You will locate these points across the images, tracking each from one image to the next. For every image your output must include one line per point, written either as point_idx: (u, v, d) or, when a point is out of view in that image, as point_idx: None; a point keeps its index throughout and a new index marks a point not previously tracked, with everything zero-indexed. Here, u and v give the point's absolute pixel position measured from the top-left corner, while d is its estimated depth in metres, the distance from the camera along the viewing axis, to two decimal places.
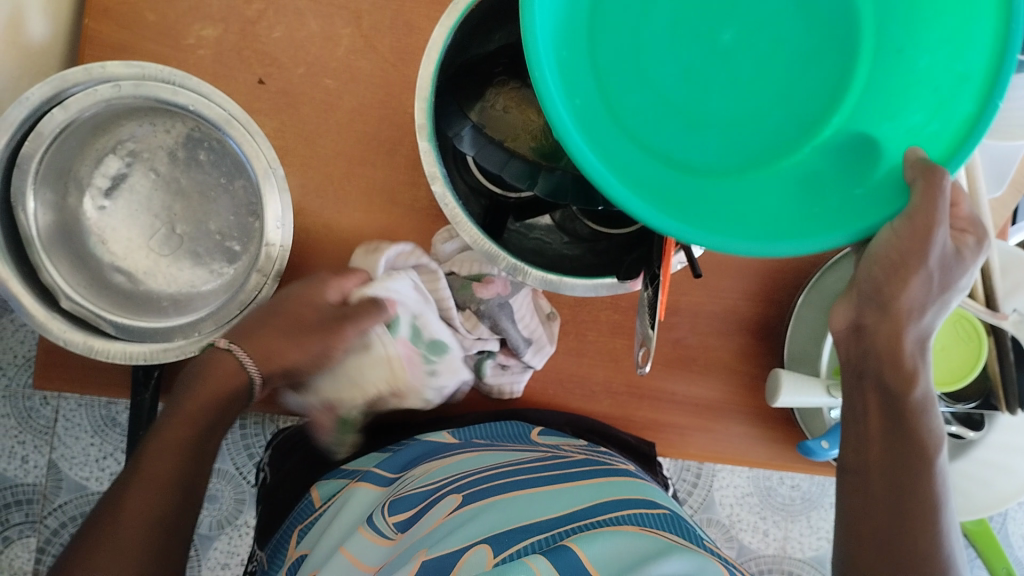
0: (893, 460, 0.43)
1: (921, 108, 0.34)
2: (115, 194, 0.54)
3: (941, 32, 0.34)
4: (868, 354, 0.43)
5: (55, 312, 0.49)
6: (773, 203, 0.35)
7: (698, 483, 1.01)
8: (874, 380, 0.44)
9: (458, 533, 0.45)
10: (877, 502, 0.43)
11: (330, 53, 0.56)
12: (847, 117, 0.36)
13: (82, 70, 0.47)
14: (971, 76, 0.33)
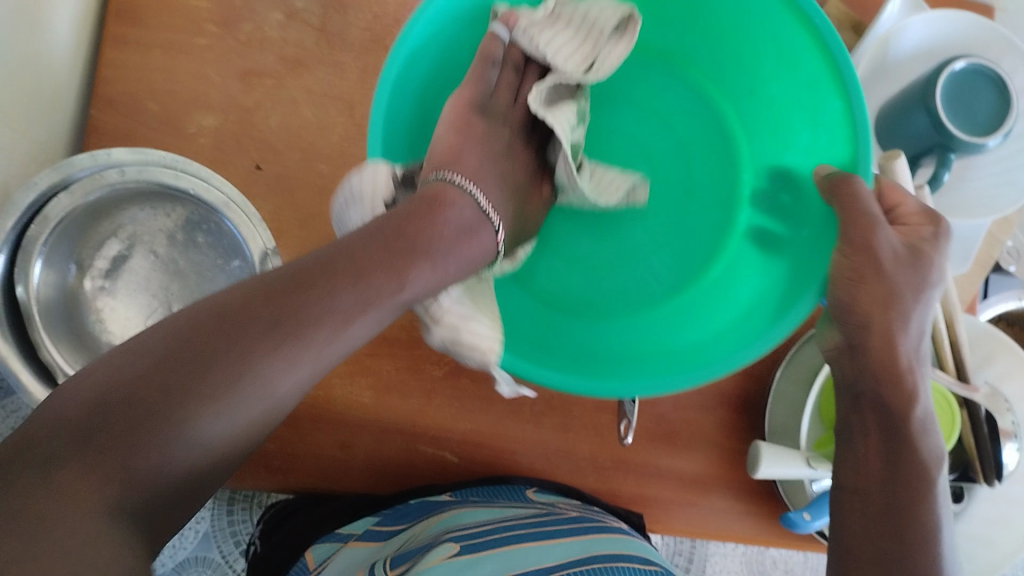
0: (887, 478, 0.45)
1: (807, 129, 0.52)
2: (114, 275, 0.56)
3: (799, 81, 0.51)
4: (863, 373, 0.47)
5: (52, 388, 0.49)
6: (708, 317, 0.56)
7: (692, 566, 1.00)
8: (871, 398, 0.47)
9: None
10: (874, 519, 0.45)
11: (326, 141, 0.59)
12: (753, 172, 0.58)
13: (89, 156, 0.50)
14: (816, 80, 0.50)
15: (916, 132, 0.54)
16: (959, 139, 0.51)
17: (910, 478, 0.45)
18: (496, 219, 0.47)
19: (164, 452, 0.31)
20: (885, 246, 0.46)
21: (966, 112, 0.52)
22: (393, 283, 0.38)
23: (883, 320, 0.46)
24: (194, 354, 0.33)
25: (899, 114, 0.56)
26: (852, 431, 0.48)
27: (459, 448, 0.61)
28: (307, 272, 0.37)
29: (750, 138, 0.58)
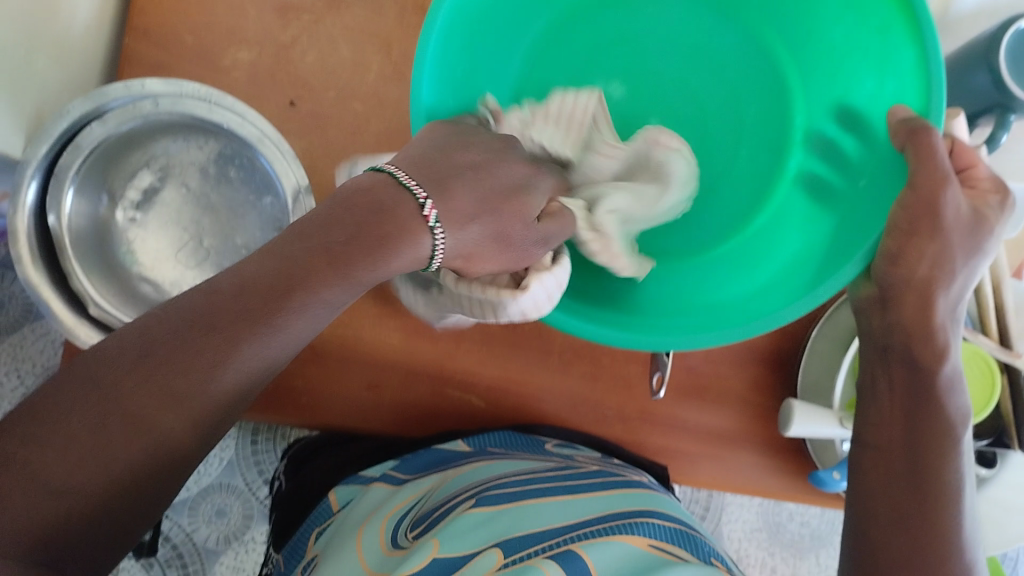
0: (911, 441, 0.44)
1: (873, 75, 0.49)
2: (147, 207, 0.55)
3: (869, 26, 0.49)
4: (895, 329, 0.45)
5: (84, 318, 0.49)
6: (752, 270, 0.55)
7: (708, 515, 1.00)
8: (900, 353, 0.45)
9: (472, 534, 0.47)
10: (896, 482, 0.44)
11: (361, 79, 0.57)
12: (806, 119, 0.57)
13: (122, 86, 0.49)
14: (886, 24, 0.47)
15: (975, 91, 0.52)
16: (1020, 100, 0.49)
17: (936, 438, 0.44)
18: (419, 190, 0.36)
19: (70, 477, 0.29)
20: (952, 208, 0.42)
21: None
22: (340, 282, 0.34)
23: (926, 274, 0.43)
24: (128, 372, 0.31)
25: (957, 71, 0.53)
26: (875, 389, 0.47)
27: (486, 393, 0.61)
28: (261, 281, 0.33)
29: (803, 84, 0.57)
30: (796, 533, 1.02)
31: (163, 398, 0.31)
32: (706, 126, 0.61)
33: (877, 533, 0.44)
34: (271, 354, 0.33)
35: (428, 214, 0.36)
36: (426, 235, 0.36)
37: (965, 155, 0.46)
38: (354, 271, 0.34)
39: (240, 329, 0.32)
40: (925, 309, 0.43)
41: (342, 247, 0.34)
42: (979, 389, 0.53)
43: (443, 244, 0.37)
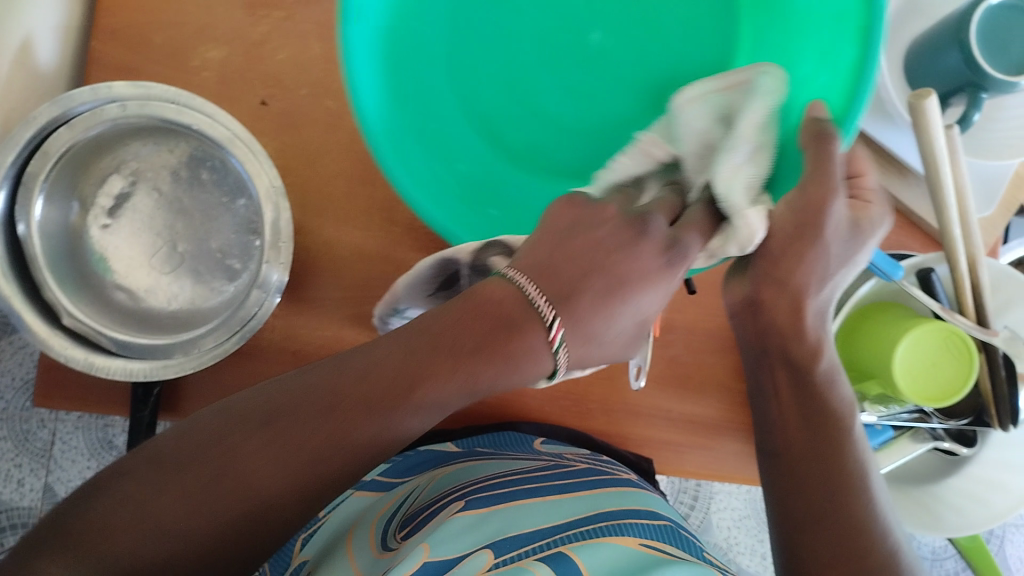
0: (812, 434, 0.45)
1: (812, 66, 0.46)
2: (118, 214, 0.54)
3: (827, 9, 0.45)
4: (769, 334, 0.45)
5: (56, 329, 0.49)
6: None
7: (696, 505, 1.01)
8: (779, 356, 0.46)
9: (462, 537, 0.46)
10: (805, 474, 0.44)
11: (333, 75, 0.57)
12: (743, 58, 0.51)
13: (88, 90, 0.48)
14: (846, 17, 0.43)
15: (948, 69, 0.52)
16: (993, 79, 0.49)
17: (827, 426, 0.45)
18: (547, 308, 0.36)
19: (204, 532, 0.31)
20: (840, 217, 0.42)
21: (1001, 49, 0.50)
22: (468, 397, 0.36)
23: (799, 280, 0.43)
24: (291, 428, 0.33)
25: (930, 50, 0.54)
26: (766, 390, 0.47)
27: None
28: (421, 364, 0.35)
29: (752, 40, 0.51)
30: None
31: (283, 453, 0.33)
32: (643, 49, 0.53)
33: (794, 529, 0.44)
34: (385, 438, 0.34)
35: (554, 337, 0.36)
36: (547, 356, 0.36)
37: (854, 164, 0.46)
38: (479, 369, 0.35)
39: (359, 416, 0.34)
40: (795, 322, 0.44)
41: (492, 351, 0.35)
42: (954, 370, 0.53)
43: (563, 345, 0.36)
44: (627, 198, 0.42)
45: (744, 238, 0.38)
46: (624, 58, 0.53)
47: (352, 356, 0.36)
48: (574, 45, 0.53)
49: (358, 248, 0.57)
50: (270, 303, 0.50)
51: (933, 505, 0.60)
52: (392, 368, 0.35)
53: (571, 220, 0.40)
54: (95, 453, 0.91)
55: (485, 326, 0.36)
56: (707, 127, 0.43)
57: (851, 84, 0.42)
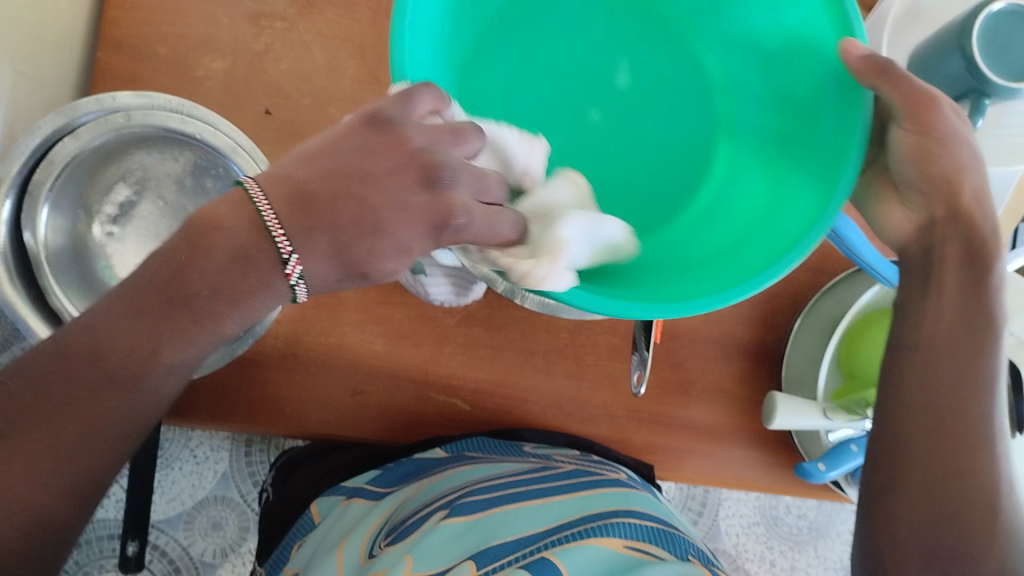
0: (951, 368, 0.44)
1: (808, 185, 0.44)
2: (123, 221, 0.55)
3: (820, 133, 0.44)
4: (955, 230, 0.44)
5: None
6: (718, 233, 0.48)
7: (704, 511, 1.00)
8: (958, 249, 0.44)
9: (447, 548, 0.47)
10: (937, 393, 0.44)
11: (336, 84, 0.57)
12: (720, 68, 0.52)
13: (93, 100, 0.49)
14: (837, 155, 0.42)
15: (949, 76, 0.52)
16: (993, 84, 0.49)
17: (975, 340, 0.44)
18: (286, 247, 0.37)
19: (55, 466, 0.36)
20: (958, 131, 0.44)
21: (1003, 53, 0.50)
22: (208, 324, 0.38)
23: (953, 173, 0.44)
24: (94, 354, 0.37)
25: (930, 56, 0.54)
26: (926, 288, 0.45)
27: (472, 396, 0.60)
28: (173, 279, 0.37)
29: (724, 177, 0.51)
30: (793, 526, 1.02)
31: (47, 427, 0.36)
32: (647, 105, 0.54)
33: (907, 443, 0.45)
34: (144, 392, 0.38)
35: (290, 271, 0.37)
36: (286, 292, 0.38)
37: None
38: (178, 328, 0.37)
39: (113, 381, 0.37)
40: (980, 211, 0.44)
41: (229, 282, 0.37)
42: None
43: (300, 278, 0.38)
44: (435, 133, 0.40)
45: (517, 278, 0.38)
46: (632, 114, 0.53)
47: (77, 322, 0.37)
48: (574, 117, 0.53)
49: None
50: None
51: None
52: (159, 285, 0.37)
53: (366, 126, 0.40)
54: None
55: (218, 263, 0.37)
56: (563, 202, 0.45)
57: (811, 221, 0.41)
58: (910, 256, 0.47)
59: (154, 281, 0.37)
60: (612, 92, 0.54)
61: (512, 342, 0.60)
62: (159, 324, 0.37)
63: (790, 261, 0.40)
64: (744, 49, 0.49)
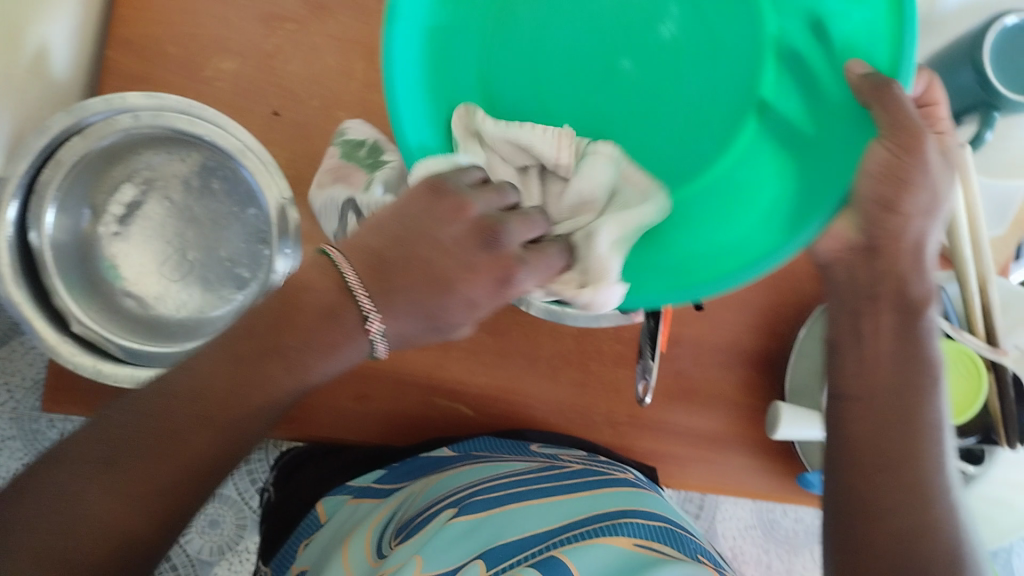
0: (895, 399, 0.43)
1: (770, 199, 0.38)
2: (129, 222, 0.55)
3: (830, 153, 0.37)
4: (880, 278, 0.41)
5: (66, 336, 0.49)
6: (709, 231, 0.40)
7: (701, 514, 1.00)
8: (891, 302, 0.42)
9: (457, 545, 0.46)
10: (881, 440, 0.43)
11: (345, 86, 0.57)
12: (780, 30, 0.39)
13: (101, 100, 0.48)
14: (779, 207, 0.37)
15: (960, 88, 0.52)
16: (1005, 98, 0.48)
17: (913, 385, 0.43)
18: (368, 305, 0.37)
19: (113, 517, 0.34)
20: (937, 189, 0.39)
21: (1017, 67, 0.49)
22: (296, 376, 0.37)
23: (918, 228, 0.40)
24: (180, 414, 0.35)
25: (943, 67, 0.53)
26: (862, 333, 0.44)
27: (476, 401, 0.61)
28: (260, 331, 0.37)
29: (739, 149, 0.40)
30: (790, 530, 1.02)
31: (109, 496, 0.34)
32: (677, 67, 0.42)
33: (859, 489, 0.43)
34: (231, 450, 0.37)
35: (370, 327, 0.37)
36: (367, 345, 0.38)
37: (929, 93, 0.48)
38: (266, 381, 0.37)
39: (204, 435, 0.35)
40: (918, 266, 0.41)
41: (311, 340, 0.37)
42: None
43: (381, 335, 0.37)
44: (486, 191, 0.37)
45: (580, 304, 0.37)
46: (665, 72, 0.42)
47: (157, 384, 0.36)
48: (603, 66, 0.43)
49: None
50: None
51: None
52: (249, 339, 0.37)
53: (426, 192, 0.37)
54: None
55: (310, 319, 0.37)
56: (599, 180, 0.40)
57: (745, 259, 0.37)
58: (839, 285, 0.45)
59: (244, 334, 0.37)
60: (648, 44, 0.42)
61: (517, 348, 0.60)
62: (254, 374, 0.36)
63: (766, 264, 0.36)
64: (811, 15, 0.38)
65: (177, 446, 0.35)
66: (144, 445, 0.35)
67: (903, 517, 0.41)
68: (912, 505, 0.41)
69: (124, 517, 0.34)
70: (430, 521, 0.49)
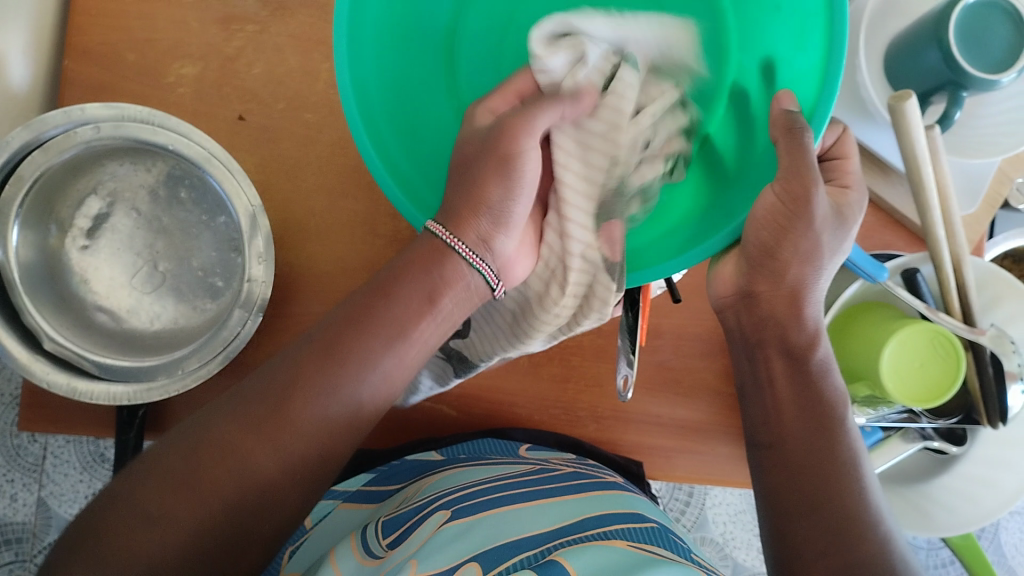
0: (809, 418, 0.44)
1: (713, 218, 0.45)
2: (97, 235, 0.54)
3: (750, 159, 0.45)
4: (765, 323, 0.45)
5: (37, 354, 0.48)
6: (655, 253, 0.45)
7: (691, 502, 1.01)
8: (774, 345, 0.45)
9: (450, 547, 0.45)
10: (799, 472, 0.43)
11: (310, 88, 0.56)
12: (738, 73, 0.45)
13: (61, 113, 0.48)
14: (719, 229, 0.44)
15: (927, 68, 0.52)
16: (971, 76, 0.49)
17: (825, 421, 0.44)
18: (451, 238, 0.42)
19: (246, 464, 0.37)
20: (821, 211, 0.42)
21: (978, 46, 0.49)
22: (426, 303, 0.41)
23: (797, 274, 0.43)
24: (321, 353, 0.39)
25: (909, 49, 0.53)
26: (759, 379, 0.46)
27: (457, 401, 0.61)
28: (393, 284, 0.42)
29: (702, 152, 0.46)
30: None
31: (262, 440, 0.37)
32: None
33: (788, 525, 0.43)
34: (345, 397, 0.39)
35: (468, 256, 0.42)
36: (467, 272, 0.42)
37: (840, 146, 0.48)
38: (343, 354, 0.39)
39: (326, 368, 0.39)
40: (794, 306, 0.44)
41: (403, 282, 0.41)
42: (944, 369, 0.53)
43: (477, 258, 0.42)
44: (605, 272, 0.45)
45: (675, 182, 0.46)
46: None
47: (282, 358, 0.40)
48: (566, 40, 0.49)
49: (341, 260, 0.56)
50: (253, 322, 0.50)
51: (926, 505, 0.60)
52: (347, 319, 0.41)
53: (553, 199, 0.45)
54: (86, 467, 0.91)
55: (407, 276, 0.41)
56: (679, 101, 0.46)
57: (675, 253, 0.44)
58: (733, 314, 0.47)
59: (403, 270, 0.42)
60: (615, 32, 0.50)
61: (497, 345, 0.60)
62: (357, 328, 0.40)
63: (694, 257, 0.43)
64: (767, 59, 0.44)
65: (272, 408, 0.38)
66: (271, 392, 0.38)
67: (830, 540, 0.41)
68: (837, 525, 0.42)
69: (242, 488, 0.36)
70: (423, 525, 0.48)
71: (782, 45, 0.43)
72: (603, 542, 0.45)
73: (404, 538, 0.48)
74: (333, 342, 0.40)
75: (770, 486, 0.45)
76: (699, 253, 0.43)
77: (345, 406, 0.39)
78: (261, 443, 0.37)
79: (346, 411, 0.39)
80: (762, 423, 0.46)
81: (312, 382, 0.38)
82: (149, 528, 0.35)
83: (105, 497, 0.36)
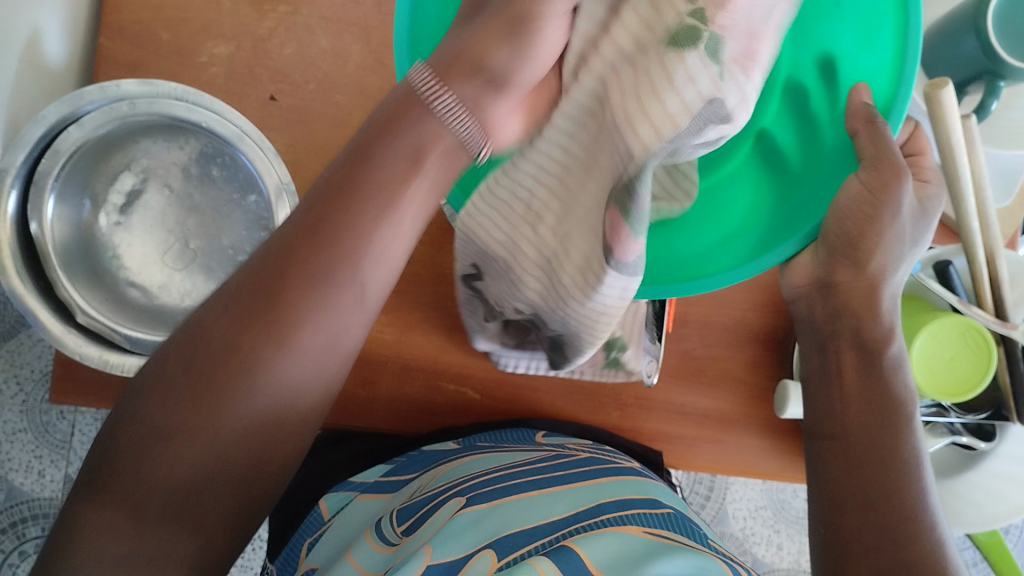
0: (879, 421, 0.42)
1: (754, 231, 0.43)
2: (130, 210, 0.55)
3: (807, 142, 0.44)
4: (842, 312, 0.44)
5: (71, 327, 0.49)
6: (681, 241, 0.44)
7: (711, 496, 1.00)
8: (850, 334, 0.44)
9: (463, 535, 0.45)
10: (857, 467, 0.42)
11: (342, 69, 0.57)
12: (792, 69, 0.43)
13: (97, 88, 0.48)
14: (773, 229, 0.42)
15: (965, 56, 0.51)
16: (1009, 65, 0.48)
17: (890, 417, 0.42)
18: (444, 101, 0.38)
19: (183, 454, 0.32)
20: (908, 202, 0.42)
21: (1019, 33, 0.49)
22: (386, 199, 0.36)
23: (879, 263, 0.42)
24: (255, 299, 0.34)
25: (947, 37, 0.52)
26: (830, 375, 0.45)
27: (480, 384, 0.61)
28: (334, 205, 0.35)
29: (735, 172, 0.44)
30: (800, 510, 1.02)
31: (234, 408, 0.33)
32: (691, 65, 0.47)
33: (841, 522, 0.42)
34: (296, 348, 0.34)
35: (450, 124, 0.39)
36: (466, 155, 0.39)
37: (914, 142, 0.49)
38: (343, 242, 0.35)
39: (276, 320, 0.34)
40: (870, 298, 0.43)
41: (373, 184, 0.36)
42: (973, 362, 0.52)
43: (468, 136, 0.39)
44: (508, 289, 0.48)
45: None
46: None
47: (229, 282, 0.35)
48: None
49: None
50: None
51: (951, 501, 0.59)
52: (299, 242, 0.35)
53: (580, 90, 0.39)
54: None
55: (385, 174, 0.37)
56: None
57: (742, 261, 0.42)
58: (815, 318, 0.46)
59: (346, 179, 0.36)
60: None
61: None
62: (297, 272, 0.34)
63: (764, 263, 0.41)
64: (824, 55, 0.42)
65: (304, 301, 0.34)
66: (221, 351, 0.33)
67: (882, 533, 0.40)
68: (889, 524, 0.40)
69: (298, 382, 0.34)
70: (438, 513, 0.48)
71: (844, 43, 0.42)
72: (616, 530, 0.44)
73: (417, 527, 0.48)
74: (283, 270, 0.34)
75: (826, 479, 0.43)
76: (772, 258, 0.42)
77: (353, 317, 0.36)
78: (274, 359, 0.33)
79: (295, 404, 0.34)
80: (826, 414, 0.45)
81: (249, 336, 0.33)
82: (202, 441, 0.33)
83: (122, 413, 0.33)
